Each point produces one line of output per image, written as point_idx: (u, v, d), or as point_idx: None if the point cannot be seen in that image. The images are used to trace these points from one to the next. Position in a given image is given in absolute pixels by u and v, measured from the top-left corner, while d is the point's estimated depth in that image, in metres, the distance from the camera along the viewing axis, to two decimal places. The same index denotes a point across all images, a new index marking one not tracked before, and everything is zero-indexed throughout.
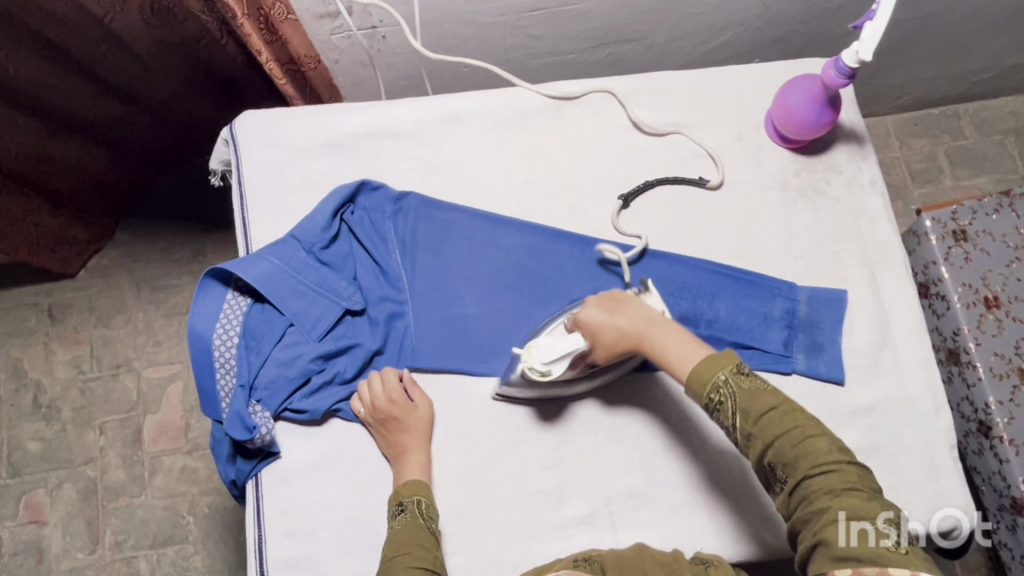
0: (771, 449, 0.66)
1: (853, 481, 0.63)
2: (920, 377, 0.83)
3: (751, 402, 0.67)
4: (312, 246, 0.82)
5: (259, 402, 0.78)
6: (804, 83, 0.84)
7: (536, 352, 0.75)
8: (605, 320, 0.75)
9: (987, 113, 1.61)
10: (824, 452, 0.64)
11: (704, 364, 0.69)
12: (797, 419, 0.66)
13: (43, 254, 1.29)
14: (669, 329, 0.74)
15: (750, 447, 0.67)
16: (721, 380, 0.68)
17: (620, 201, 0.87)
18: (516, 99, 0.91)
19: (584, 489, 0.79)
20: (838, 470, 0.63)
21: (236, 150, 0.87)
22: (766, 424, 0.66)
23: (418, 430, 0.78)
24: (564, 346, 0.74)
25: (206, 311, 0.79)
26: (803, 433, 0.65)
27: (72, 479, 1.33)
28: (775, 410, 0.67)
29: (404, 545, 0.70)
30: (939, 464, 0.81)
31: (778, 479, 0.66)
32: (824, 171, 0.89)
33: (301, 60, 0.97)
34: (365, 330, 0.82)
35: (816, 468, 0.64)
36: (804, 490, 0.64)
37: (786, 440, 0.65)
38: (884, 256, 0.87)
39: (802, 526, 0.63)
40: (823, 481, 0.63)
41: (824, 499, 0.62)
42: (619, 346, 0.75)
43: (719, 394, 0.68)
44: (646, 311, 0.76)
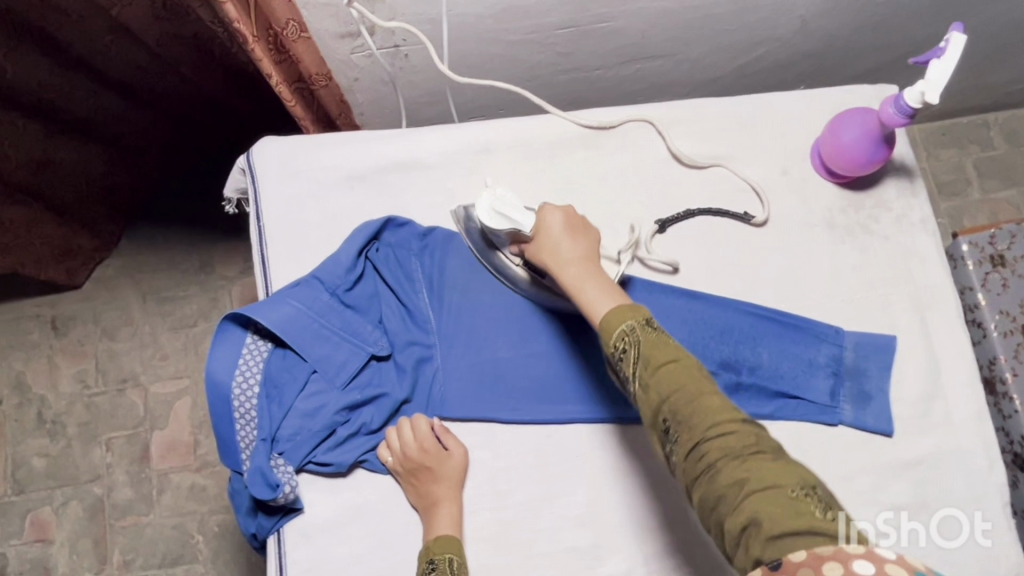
0: (667, 406, 0.56)
1: (757, 442, 0.53)
2: (971, 427, 0.79)
3: (651, 351, 0.58)
4: (335, 288, 0.78)
5: (281, 455, 0.74)
6: (859, 118, 0.79)
7: (497, 199, 0.76)
8: (556, 232, 0.72)
9: (1017, 122, 1.56)
10: (726, 410, 0.55)
11: (616, 310, 0.62)
12: (696, 374, 0.57)
13: (48, 265, 1.24)
14: (597, 273, 0.68)
15: (646, 402, 0.58)
16: (628, 327, 0.60)
17: (657, 226, 0.83)
18: (549, 128, 0.86)
19: (621, 546, 0.76)
20: (739, 431, 0.53)
21: (255, 182, 0.83)
22: (661, 376, 0.57)
23: (451, 480, 0.74)
24: (519, 217, 0.74)
25: (225, 357, 0.75)
26: (700, 388, 0.56)
27: (78, 497, 1.29)
28: (673, 362, 0.58)
29: None
30: (990, 520, 0.77)
31: (673, 443, 0.56)
32: (872, 207, 0.85)
33: (310, 78, 0.92)
34: (391, 376, 0.78)
35: (716, 426, 0.53)
36: (706, 457, 0.53)
37: (682, 394, 0.56)
38: (936, 299, 0.83)
39: (714, 504, 0.52)
40: (723, 444, 0.53)
41: (733, 465, 0.51)
42: (546, 256, 0.72)
43: (623, 342, 0.60)
44: (591, 252, 0.71)
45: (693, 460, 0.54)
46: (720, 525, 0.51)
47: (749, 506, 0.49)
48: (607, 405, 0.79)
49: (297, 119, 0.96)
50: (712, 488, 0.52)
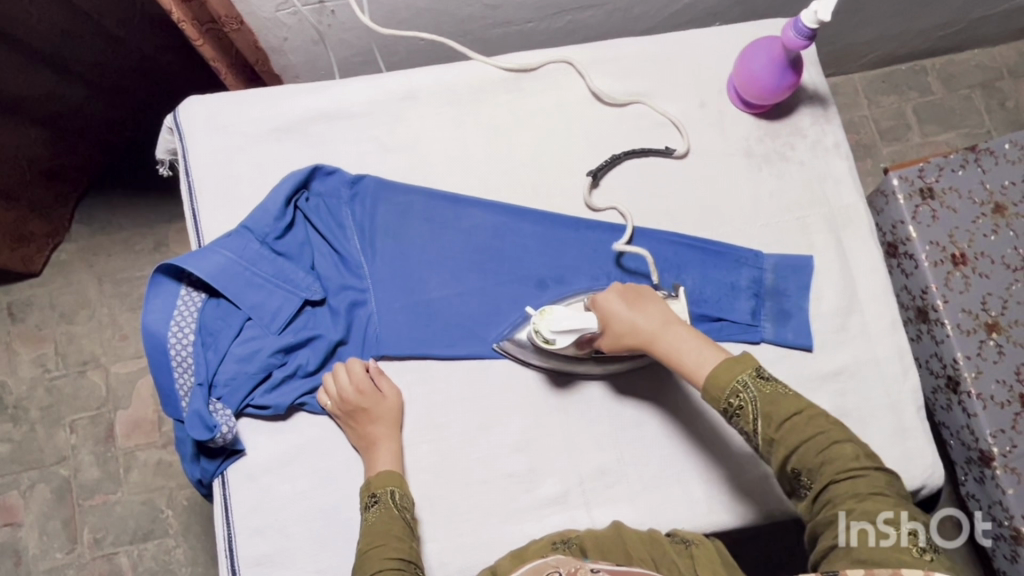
0: (795, 455, 0.63)
1: (880, 488, 0.61)
2: (887, 339, 0.83)
3: (774, 407, 0.64)
4: (265, 236, 0.79)
5: (219, 400, 0.76)
6: (766, 46, 0.82)
7: (549, 319, 0.77)
8: (624, 314, 0.74)
9: (953, 67, 1.60)
10: (852, 457, 0.62)
11: (723, 366, 0.67)
12: (822, 425, 0.64)
13: (2, 251, 1.24)
14: (683, 331, 0.72)
15: (771, 452, 0.65)
16: (741, 382, 0.66)
17: (590, 177, 0.85)
18: (472, 74, 0.87)
19: (557, 469, 0.79)
20: (865, 477, 0.61)
21: (181, 138, 0.84)
22: (789, 430, 0.63)
23: (389, 418, 0.76)
24: (575, 322, 0.76)
25: (160, 308, 0.76)
26: (829, 438, 0.63)
27: (45, 480, 1.29)
28: (799, 415, 0.64)
29: (379, 537, 0.68)
30: (908, 426, 0.81)
31: (800, 485, 0.64)
32: (787, 136, 0.88)
33: (221, 21, 0.89)
34: (326, 320, 0.80)
35: (844, 471, 0.61)
36: (830, 494, 0.61)
37: (810, 446, 0.63)
38: (850, 221, 0.87)
39: (825, 530, 0.61)
40: (849, 488, 0.61)
41: (850, 501, 0.60)
42: (628, 340, 0.74)
43: (739, 398, 0.66)
44: (666, 311, 0.74)
45: (817, 498, 0.62)
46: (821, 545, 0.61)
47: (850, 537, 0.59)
48: None
49: (209, 59, 0.95)
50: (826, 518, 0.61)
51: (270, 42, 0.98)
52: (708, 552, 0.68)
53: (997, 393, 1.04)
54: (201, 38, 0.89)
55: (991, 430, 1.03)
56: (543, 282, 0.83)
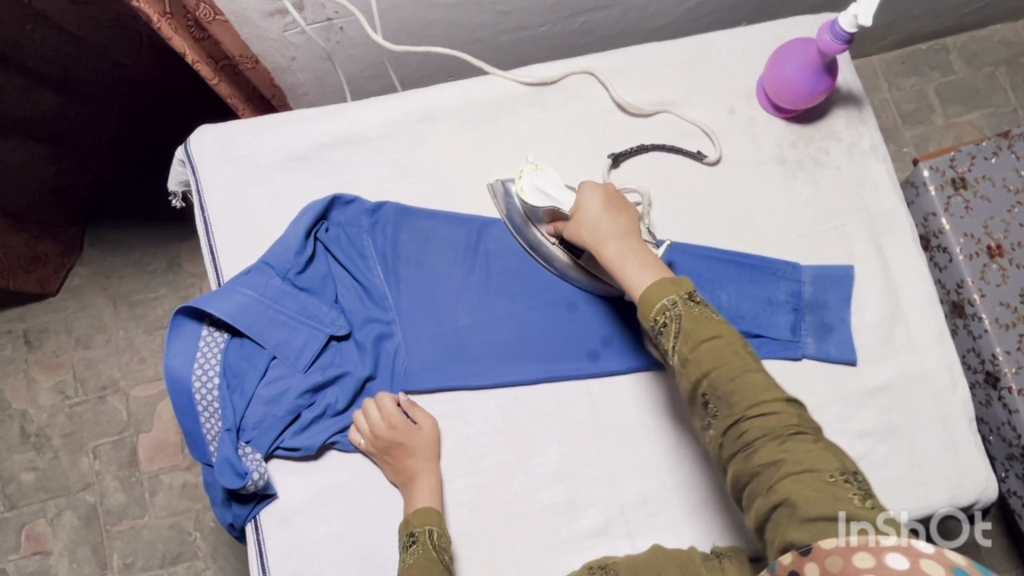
0: (707, 382, 0.58)
1: (798, 423, 0.56)
2: (933, 348, 0.80)
3: (694, 328, 0.60)
4: (286, 272, 0.77)
5: (249, 443, 0.73)
6: (798, 49, 0.78)
7: (535, 175, 0.77)
8: (594, 212, 0.72)
9: (975, 44, 1.55)
10: (766, 389, 0.57)
11: (657, 284, 0.63)
12: (740, 352, 0.59)
13: (17, 277, 1.23)
14: (637, 248, 0.68)
15: (684, 376, 0.60)
16: (670, 302, 0.61)
17: (610, 160, 0.83)
18: (490, 89, 0.84)
19: (597, 498, 0.76)
20: (780, 413, 0.56)
21: (194, 171, 0.81)
22: (703, 354, 0.59)
23: (425, 452, 0.74)
24: (554, 191, 0.75)
25: (182, 351, 0.74)
26: (742, 366, 0.58)
27: (71, 507, 1.28)
28: (716, 339, 0.59)
29: None
30: (958, 438, 0.78)
31: (712, 417, 0.59)
32: (821, 139, 0.84)
33: (236, 59, 0.88)
34: (353, 355, 0.78)
35: (756, 405, 0.56)
36: (746, 434, 0.56)
37: (724, 372, 0.58)
38: (889, 226, 0.83)
39: (748, 479, 0.56)
40: (765, 425, 0.56)
41: (771, 445, 0.55)
42: (585, 235, 0.72)
43: (664, 317, 0.61)
44: (632, 229, 0.71)
45: (730, 435, 0.57)
46: (752, 499, 0.56)
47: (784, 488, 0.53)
48: (572, 361, 0.80)
49: (226, 97, 0.93)
50: (749, 466, 0.55)
51: (278, 65, 0.94)
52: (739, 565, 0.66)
53: None
54: (216, 77, 0.88)
55: None
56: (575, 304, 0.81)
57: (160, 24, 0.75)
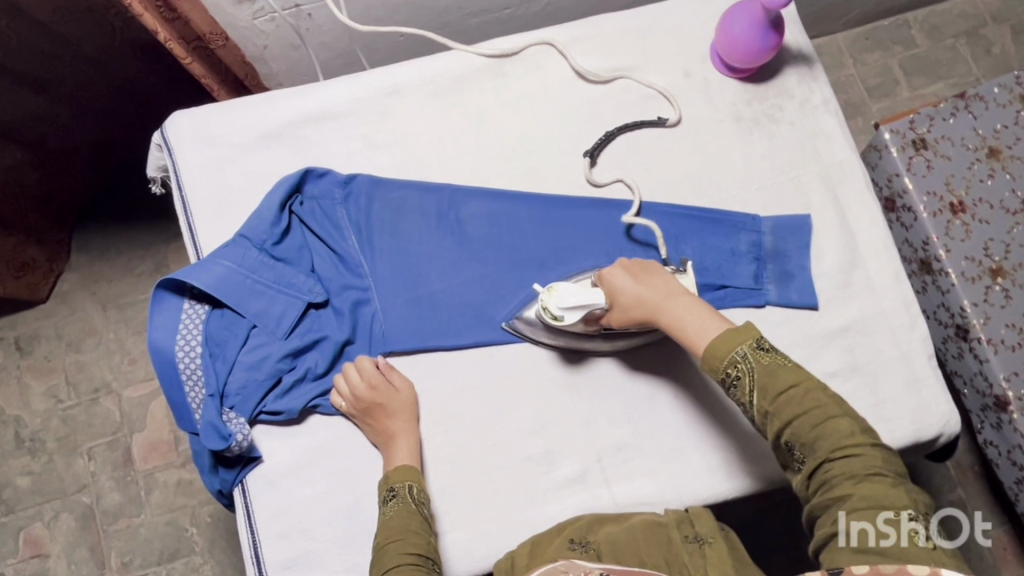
0: (790, 427, 0.62)
1: (877, 464, 0.60)
2: (892, 291, 0.84)
3: (770, 379, 0.63)
4: (263, 243, 0.79)
5: (232, 409, 0.76)
6: (744, 8, 0.81)
7: (557, 296, 0.77)
8: (629, 288, 0.75)
9: (936, 18, 1.59)
10: (847, 433, 0.61)
11: (722, 338, 0.66)
12: (820, 399, 0.63)
13: (7, 281, 1.25)
14: (688, 302, 0.72)
15: (767, 424, 0.64)
16: (741, 354, 0.65)
17: (587, 157, 0.85)
18: (454, 63, 0.87)
19: (575, 449, 0.79)
20: (861, 455, 0.60)
21: (170, 153, 0.84)
22: (784, 402, 0.63)
23: (404, 412, 0.77)
24: (583, 298, 0.76)
25: (165, 324, 0.76)
26: (827, 412, 0.62)
27: (68, 509, 1.29)
28: (796, 387, 0.63)
29: (397, 532, 0.68)
30: (921, 375, 0.81)
31: (797, 460, 0.63)
32: (774, 97, 0.88)
33: (206, 37, 0.90)
34: (331, 321, 0.80)
35: (839, 449, 0.60)
36: (826, 474, 0.60)
37: (806, 419, 0.62)
38: (844, 176, 0.87)
39: (820, 512, 0.60)
40: (845, 468, 0.60)
41: (847, 484, 0.59)
42: (636, 314, 0.74)
43: (736, 369, 0.65)
44: (670, 283, 0.75)
45: (813, 478, 0.61)
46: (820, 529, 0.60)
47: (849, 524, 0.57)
48: None
49: (199, 77, 0.96)
50: (822, 500, 0.60)
51: (252, 53, 0.98)
52: (721, 556, 0.68)
53: (1008, 337, 1.03)
54: (189, 56, 0.91)
55: (1004, 374, 1.03)
56: (544, 264, 0.83)
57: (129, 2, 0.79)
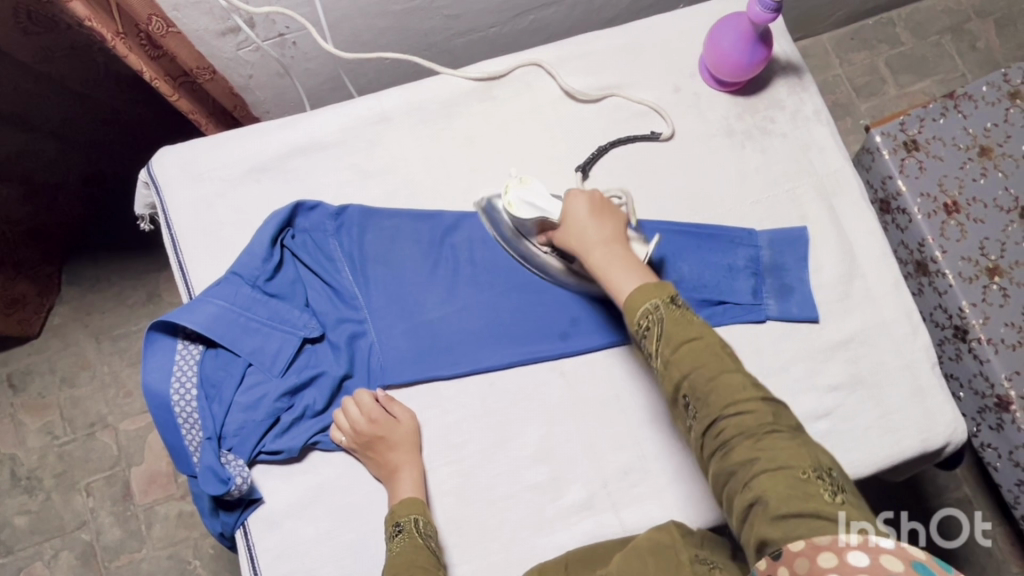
0: (686, 382, 0.59)
1: (773, 422, 0.56)
2: (892, 299, 0.83)
3: (674, 329, 0.60)
4: (255, 280, 0.78)
5: (231, 451, 0.75)
6: (732, 23, 0.81)
7: (522, 188, 0.79)
8: (580, 218, 0.73)
9: (920, 15, 1.59)
10: (743, 388, 0.57)
11: (640, 290, 0.63)
12: (719, 351, 0.59)
13: None
14: (620, 254, 0.69)
15: (667, 378, 0.60)
16: (653, 306, 0.62)
17: (580, 172, 0.85)
18: (441, 88, 0.86)
19: (580, 475, 0.78)
20: (756, 412, 0.56)
21: (159, 191, 0.82)
22: (683, 355, 0.59)
23: (406, 444, 0.75)
24: (542, 204, 0.78)
25: (159, 366, 0.75)
26: (720, 366, 0.58)
27: (68, 547, 1.27)
28: (696, 340, 0.60)
29: (404, 567, 0.66)
30: (925, 385, 0.81)
31: (693, 418, 0.59)
32: (766, 109, 0.87)
33: (193, 72, 0.89)
34: (328, 356, 0.79)
35: (733, 404, 0.56)
36: (722, 433, 0.56)
37: (702, 372, 0.58)
38: (839, 185, 0.86)
39: (725, 478, 0.55)
40: (741, 424, 0.56)
41: (747, 445, 0.55)
42: (574, 241, 0.73)
43: (648, 320, 0.62)
44: (618, 235, 0.72)
45: (709, 435, 0.57)
46: (729, 499, 0.55)
47: (758, 485, 0.53)
48: (543, 343, 0.81)
49: (186, 113, 0.94)
50: (725, 464, 0.55)
51: (237, 83, 0.97)
52: None
53: (1008, 337, 1.03)
54: (175, 93, 0.89)
55: (1005, 373, 1.02)
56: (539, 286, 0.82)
57: (115, 44, 0.76)
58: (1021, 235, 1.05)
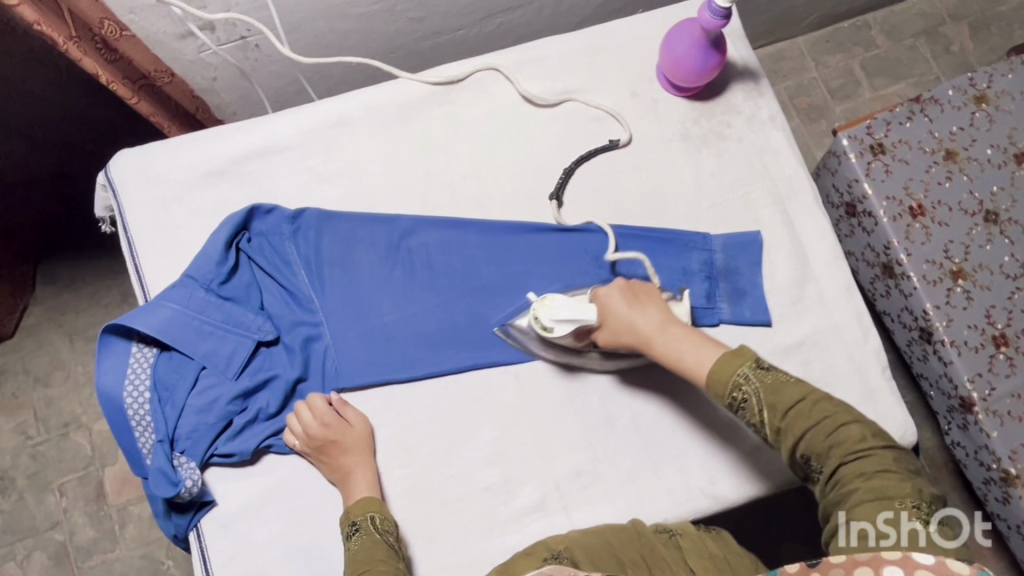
0: (803, 443, 0.62)
1: (888, 464, 0.61)
2: (843, 303, 0.84)
3: (775, 397, 0.63)
4: (209, 283, 0.78)
5: (183, 453, 0.75)
6: (685, 29, 0.82)
7: (549, 308, 0.77)
8: (624, 315, 0.74)
9: (895, 19, 1.60)
10: (858, 438, 0.62)
11: (721, 361, 0.66)
12: (828, 408, 0.63)
13: None
14: (681, 333, 0.72)
15: (780, 441, 0.64)
16: (742, 375, 0.64)
17: (554, 202, 0.85)
18: (400, 92, 0.87)
19: (532, 477, 0.79)
20: (872, 456, 0.61)
21: (115, 193, 0.83)
22: (795, 417, 0.62)
23: (360, 447, 0.76)
24: (575, 313, 0.76)
25: (113, 369, 0.75)
26: (836, 420, 0.62)
27: (40, 547, 1.22)
28: (804, 401, 0.63)
29: (364, 562, 0.67)
30: (876, 388, 0.81)
31: (813, 470, 0.63)
32: (722, 114, 0.88)
33: (150, 75, 0.90)
34: (282, 359, 0.80)
35: (852, 452, 0.61)
36: (839, 477, 0.61)
37: (819, 430, 0.62)
38: (793, 191, 0.87)
39: (833, 510, 0.61)
40: (857, 469, 0.60)
41: (858, 482, 0.60)
42: (626, 337, 0.74)
43: (742, 391, 0.64)
44: (665, 315, 0.74)
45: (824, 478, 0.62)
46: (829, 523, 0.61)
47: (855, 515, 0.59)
48: (498, 346, 0.82)
49: (148, 116, 0.93)
50: (833, 496, 0.61)
51: (200, 85, 0.97)
52: (692, 543, 0.73)
53: (970, 338, 1.03)
54: (135, 96, 0.88)
55: (968, 375, 1.02)
56: (494, 291, 0.83)
57: (68, 47, 0.76)
58: (984, 238, 1.05)
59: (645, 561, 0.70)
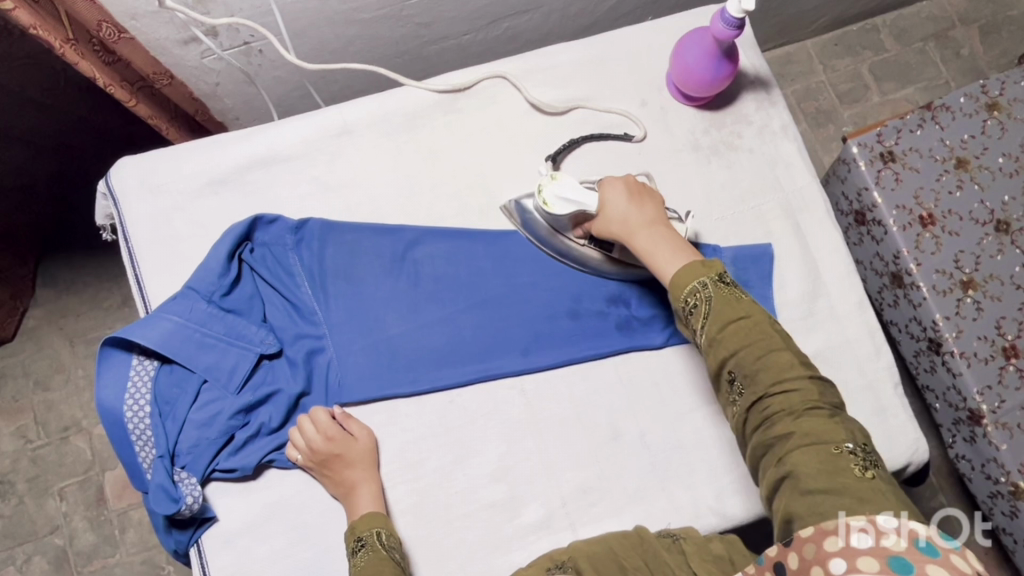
0: (733, 360, 0.62)
1: (818, 400, 0.59)
2: (855, 318, 0.83)
3: (721, 310, 0.63)
4: (211, 295, 0.77)
5: (184, 469, 0.74)
6: (697, 37, 0.80)
7: (555, 184, 0.77)
8: (620, 206, 0.75)
9: (904, 22, 1.58)
10: (791, 367, 0.60)
11: (686, 268, 0.67)
12: (765, 331, 0.62)
13: None
14: (664, 236, 0.72)
15: (712, 355, 0.64)
16: (699, 285, 0.65)
17: (549, 162, 0.84)
18: (406, 100, 0.85)
19: (539, 493, 0.77)
20: (802, 390, 0.59)
21: (116, 202, 0.81)
22: (729, 334, 0.62)
23: (364, 460, 0.75)
24: (578, 196, 0.76)
25: (112, 383, 0.74)
26: (769, 344, 0.61)
27: (40, 552, 1.20)
28: (742, 320, 0.63)
29: None
30: (888, 404, 0.80)
31: (738, 396, 0.62)
32: (733, 124, 0.87)
33: (149, 77, 0.88)
34: (285, 372, 0.79)
35: (778, 383, 0.59)
36: (766, 409, 0.59)
37: (749, 351, 0.61)
38: (804, 203, 0.86)
39: (763, 451, 0.59)
40: (787, 403, 0.59)
41: (788, 420, 0.58)
42: (613, 227, 0.75)
43: (694, 299, 0.65)
44: (658, 218, 0.74)
45: (754, 412, 0.60)
46: (765, 468, 0.59)
47: (790, 461, 0.56)
48: (504, 360, 0.81)
49: (146, 118, 0.92)
50: (766, 436, 0.59)
51: (202, 90, 0.95)
52: (695, 545, 0.69)
53: (980, 350, 1.01)
54: (133, 98, 0.87)
55: (977, 388, 1.01)
56: (501, 303, 0.82)
57: (65, 51, 0.74)
58: (995, 247, 1.04)
59: (647, 566, 0.67)
